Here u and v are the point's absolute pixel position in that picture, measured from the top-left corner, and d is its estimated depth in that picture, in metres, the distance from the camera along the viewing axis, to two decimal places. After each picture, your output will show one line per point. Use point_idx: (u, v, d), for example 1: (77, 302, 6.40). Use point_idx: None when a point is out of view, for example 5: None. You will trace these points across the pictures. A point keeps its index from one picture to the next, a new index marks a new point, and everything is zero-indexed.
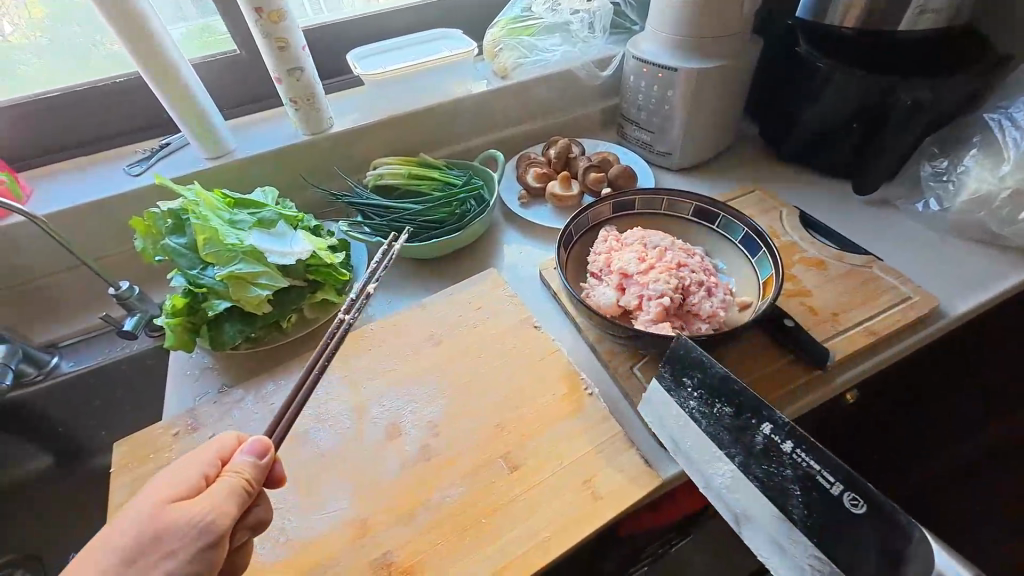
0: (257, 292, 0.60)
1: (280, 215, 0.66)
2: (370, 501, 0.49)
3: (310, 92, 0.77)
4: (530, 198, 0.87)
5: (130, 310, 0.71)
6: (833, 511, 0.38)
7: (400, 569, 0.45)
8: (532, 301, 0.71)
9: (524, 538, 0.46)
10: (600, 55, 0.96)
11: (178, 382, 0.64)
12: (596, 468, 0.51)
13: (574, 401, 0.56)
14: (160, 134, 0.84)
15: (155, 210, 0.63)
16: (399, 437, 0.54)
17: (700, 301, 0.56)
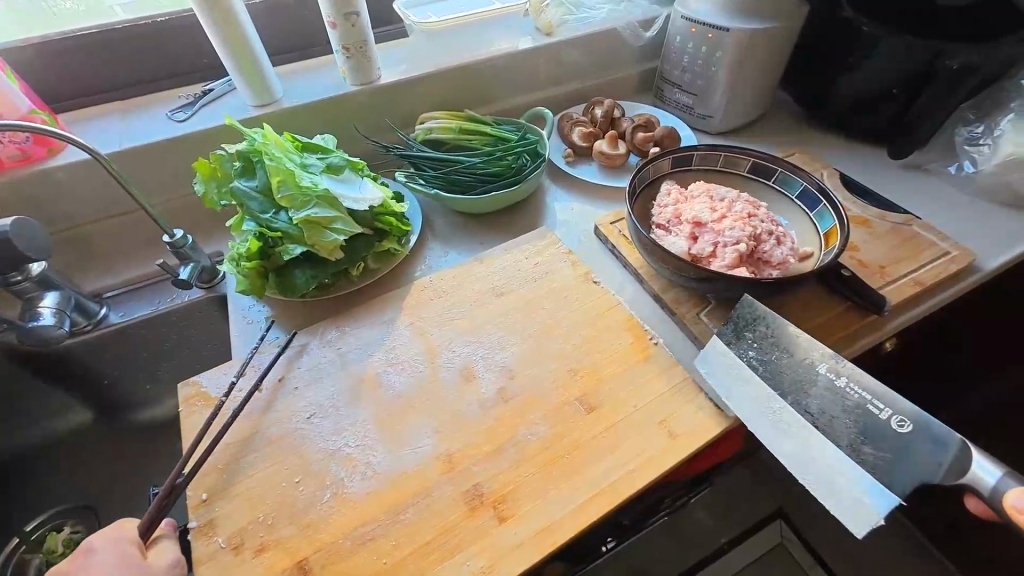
0: (332, 237, 0.62)
1: (347, 161, 0.69)
2: (455, 437, 0.50)
3: (362, 40, 0.76)
4: (576, 158, 0.88)
5: (184, 259, 0.72)
6: (883, 434, 0.45)
7: (494, 499, 0.46)
8: (597, 253, 0.74)
9: (612, 469, 0.48)
10: (644, 16, 0.97)
11: (239, 326, 0.65)
12: (671, 411, 0.52)
13: (642, 349, 0.58)
14: (202, 79, 0.87)
15: (222, 153, 0.66)
16: (474, 380, 0.55)
17: (771, 248, 0.62)
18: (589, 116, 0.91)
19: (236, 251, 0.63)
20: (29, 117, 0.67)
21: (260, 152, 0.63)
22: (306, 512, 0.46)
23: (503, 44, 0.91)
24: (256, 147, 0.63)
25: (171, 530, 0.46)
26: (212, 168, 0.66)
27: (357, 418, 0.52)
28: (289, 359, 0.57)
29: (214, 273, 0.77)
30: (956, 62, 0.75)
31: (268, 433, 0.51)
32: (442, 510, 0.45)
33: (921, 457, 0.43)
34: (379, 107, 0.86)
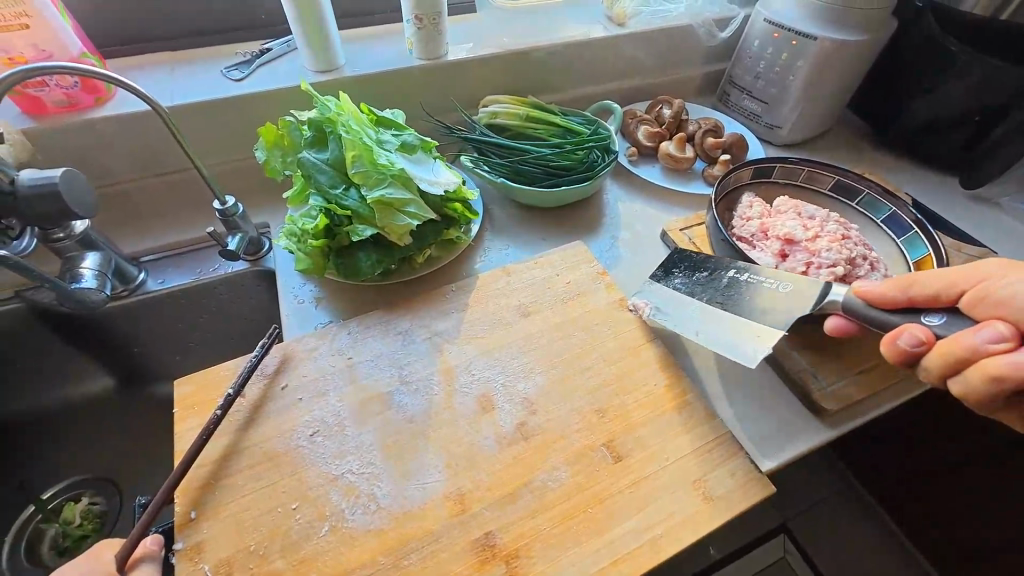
0: (405, 222, 0.55)
1: (421, 141, 0.60)
2: (466, 476, 0.46)
3: (437, 10, 0.70)
4: (639, 157, 0.84)
5: (232, 228, 0.65)
6: (779, 297, 0.51)
7: (505, 554, 0.42)
8: (654, 261, 0.70)
9: (639, 530, 0.43)
10: (722, 14, 0.88)
11: (290, 308, 0.61)
12: (706, 468, 0.47)
13: (679, 394, 0.53)
14: (252, 36, 0.77)
15: (291, 119, 0.57)
16: (492, 411, 0.51)
17: (865, 274, 0.55)
18: (656, 114, 0.87)
19: (298, 228, 0.57)
20: (80, 61, 0.59)
21: (335, 122, 0.55)
22: (297, 547, 0.42)
23: (577, 30, 0.85)
24: (331, 116, 0.55)
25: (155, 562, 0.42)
26: (277, 135, 0.57)
27: (349, 403, 0.50)
28: (298, 363, 0.53)
29: (262, 246, 0.69)
30: None
31: (267, 448, 0.47)
32: (451, 558, 0.41)
33: (805, 298, 0.49)
34: (436, 86, 0.79)
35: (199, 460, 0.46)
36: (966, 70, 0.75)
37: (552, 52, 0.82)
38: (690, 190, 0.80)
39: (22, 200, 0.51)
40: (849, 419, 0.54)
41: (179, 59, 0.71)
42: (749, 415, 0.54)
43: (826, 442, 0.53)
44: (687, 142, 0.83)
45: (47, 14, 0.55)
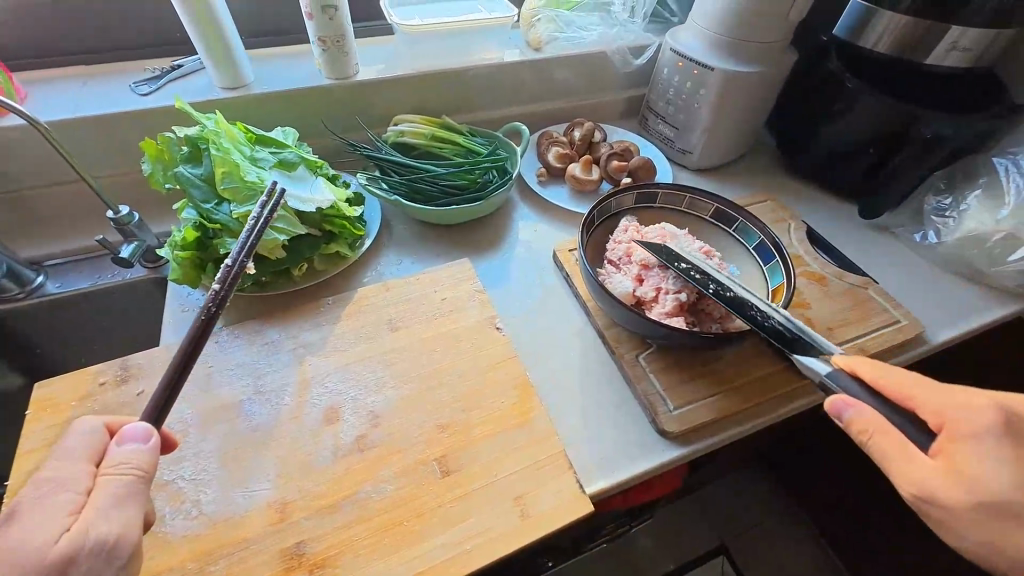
0: (273, 236, 0.58)
1: (303, 159, 0.64)
2: (294, 486, 0.48)
3: (341, 33, 0.73)
4: (549, 178, 0.86)
5: (127, 236, 0.67)
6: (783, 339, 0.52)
7: (313, 562, 0.43)
8: (541, 281, 0.72)
9: (450, 544, 0.45)
10: (637, 41, 0.91)
11: (172, 316, 0.63)
12: (531, 486, 0.49)
13: (524, 412, 0.54)
14: (170, 54, 0.79)
15: (170, 134, 0.59)
16: (337, 422, 0.52)
17: (714, 301, 0.57)
18: (569, 137, 0.89)
19: (172, 239, 0.59)
20: None
21: (209, 139, 0.57)
22: None
23: (492, 53, 0.87)
24: (205, 134, 0.57)
25: (141, 445, 0.38)
26: (158, 149, 0.59)
27: (198, 411, 0.52)
28: (160, 370, 0.55)
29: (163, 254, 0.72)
30: (929, 130, 0.71)
31: None
32: (260, 565, 0.43)
33: None
34: (348, 104, 0.81)
35: (36, 464, 0.48)
36: (857, 94, 0.76)
37: (465, 73, 0.85)
38: None
39: None
40: (695, 442, 0.55)
41: (91, 73, 0.74)
42: (596, 434, 0.56)
43: (670, 463, 0.55)
44: (596, 164, 0.86)
45: None
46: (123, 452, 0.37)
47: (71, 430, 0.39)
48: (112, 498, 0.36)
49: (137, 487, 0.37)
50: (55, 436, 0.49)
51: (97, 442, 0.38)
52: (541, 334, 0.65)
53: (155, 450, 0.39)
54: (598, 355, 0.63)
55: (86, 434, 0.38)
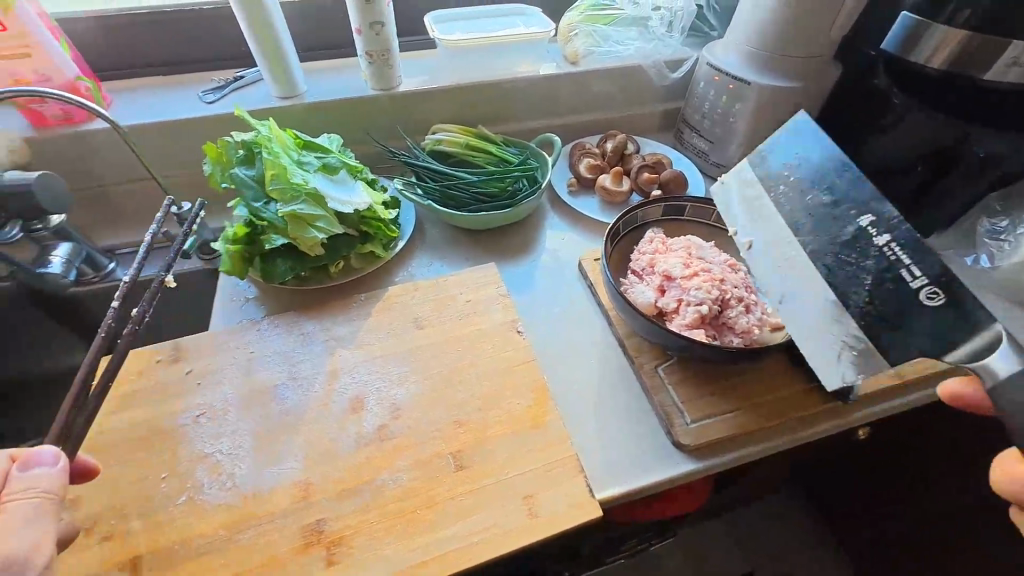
0: (313, 235, 0.62)
1: (345, 163, 0.68)
2: (318, 468, 0.51)
3: (387, 48, 0.78)
4: (580, 188, 0.88)
5: (188, 230, 0.74)
6: (903, 302, 0.42)
7: (330, 539, 0.46)
8: (565, 289, 0.73)
9: (458, 536, 0.46)
10: (674, 56, 0.92)
11: (222, 305, 0.69)
12: (541, 486, 0.50)
13: (539, 415, 0.55)
14: (235, 66, 0.87)
15: (228, 139, 0.65)
16: (361, 412, 0.55)
17: (737, 315, 0.56)
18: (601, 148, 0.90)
19: (225, 234, 0.65)
20: (74, 85, 0.70)
21: (261, 144, 0.63)
22: (155, 512, 0.48)
23: (528, 67, 0.90)
24: (259, 139, 0.62)
25: (48, 468, 0.40)
26: (218, 152, 0.65)
27: (238, 392, 0.57)
28: (209, 352, 0.61)
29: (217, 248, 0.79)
30: (982, 149, 0.68)
31: (158, 425, 0.54)
32: (282, 539, 0.46)
33: (926, 328, 0.41)
34: (390, 113, 0.86)
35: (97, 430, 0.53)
36: (904, 111, 0.74)
37: (502, 85, 0.88)
38: None
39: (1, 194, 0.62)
40: (711, 457, 0.55)
41: (166, 83, 0.82)
42: (611, 441, 0.56)
43: (684, 476, 0.54)
44: (626, 176, 0.87)
45: (47, 45, 0.66)
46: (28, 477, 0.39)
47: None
48: (22, 518, 0.38)
49: (48, 506, 0.39)
50: (115, 407, 0.55)
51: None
52: (562, 340, 0.66)
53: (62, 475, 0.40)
54: (617, 363, 0.63)
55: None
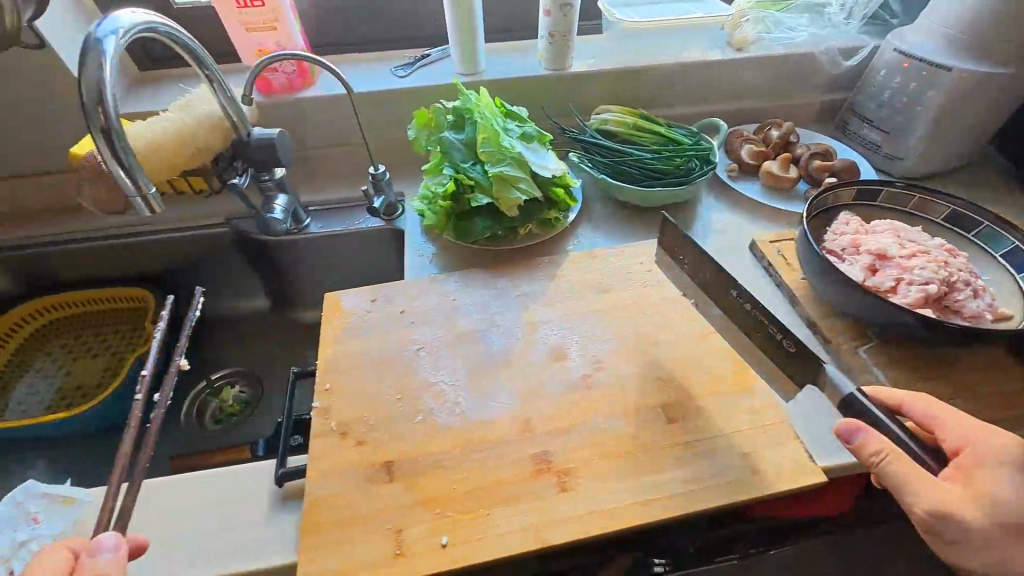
0: (515, 196, 0.66)
1: (540, 133, 0.71)
2: (533, 406, 0.55)
3: (570, 29, 0.82)
4: (739, 173, 0.87)
5: (379, 190, 0.82)
6: (789, 357, 0.49)
7: (558, 469, 0.49)
8: (738, 268, 0.73)
9: (679, 481, 0.48)
10: (849, 44, 0.89)
11: (414, 259, 0.75)
12: (755, 447, 0.51)
13: (741, 382, 0.56)
14: (417, 45, 0.94)
15: (439, 105, 0.71)
16: (564, 360, 0.59)
17: (965, 299, 0.55)
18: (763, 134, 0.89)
19: (430, 192, 0.71)
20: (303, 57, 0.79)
21: (473, 110, 0.68)
22: (396, 427, 0.53)
23: (692, 53, 0.91)
24: (471, 106, 0.68)
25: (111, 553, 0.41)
26: (427, 117, 0.71)
27: (448, 333, 0.62)
28: (416, 297, 0.66)
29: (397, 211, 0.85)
30: None
31: (384, 354, 0.60)
32: (512, 462, 0.50)
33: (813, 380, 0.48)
34: (558, 93, 0.90)
35: (335, 352, 0.60)
36: None
37: (666, 69, 0.90)
38: (786, 208, 0.82)
39: (250, 147, 0.70)
40: None
41: (361, 59, 0.91)
42: (813, 417, 0.56)
43: None
44: (793, 164, 0.85)
45: (288, 21, 0.75)
46: (98, 562, 0.40)
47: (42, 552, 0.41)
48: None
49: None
50: (345, 335, 0.62)
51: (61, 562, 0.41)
52: None
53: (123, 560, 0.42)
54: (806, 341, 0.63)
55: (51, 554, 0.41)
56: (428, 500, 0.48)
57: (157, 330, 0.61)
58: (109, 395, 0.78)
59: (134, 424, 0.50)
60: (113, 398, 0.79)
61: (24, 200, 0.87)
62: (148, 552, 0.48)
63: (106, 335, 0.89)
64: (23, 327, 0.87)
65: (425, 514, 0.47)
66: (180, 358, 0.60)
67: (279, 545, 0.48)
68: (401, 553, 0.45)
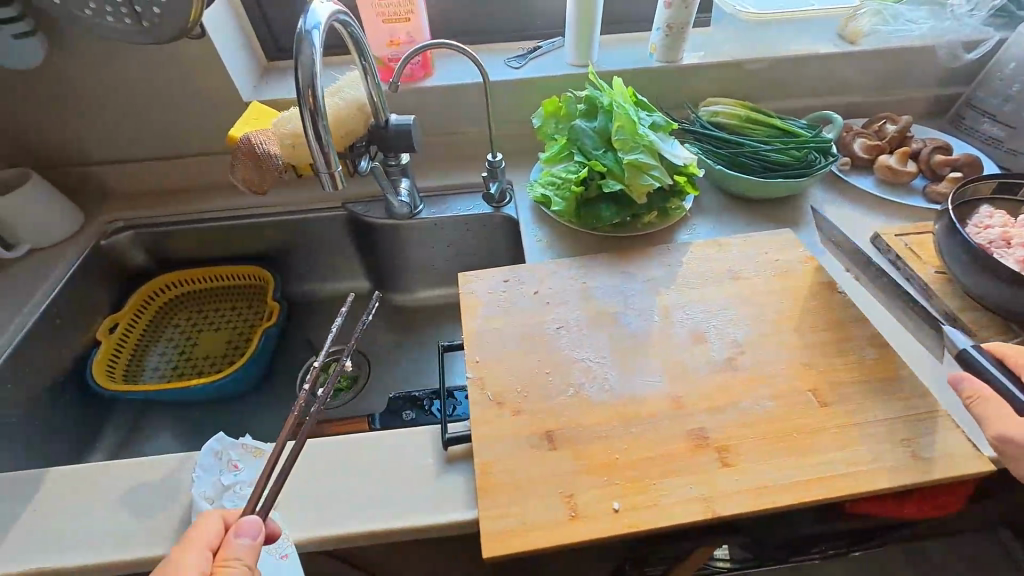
0: (647, 182, 0.68)
1: (668, 122, 0.73)
2: (681, 385, 0.56)
3: (687, 21, 0.83)
4: (852, 167, 0.86)
5: (493, 177, 0.85)
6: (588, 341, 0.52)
7: (717, 445, 0.51)
8: (863, 260, 0.72)
9: (841, 462, 0.49)
10: (972, 36, 0.88)
11: (533, 244, 0.77)
12: (913, 433, 0.51)
13: (890, 371, 0.56)
14: (524, 37, 0.96)
15: (569, 95, 0.75)
16: (705, 343, 0.60)
17: None
18: (877, 128, 0.88)
19: (558, 178, 0.74)
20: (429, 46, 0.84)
21: (607, 100, 0.71)
22: (550, 400, 0.56)
23: (804, 45, 0.91)
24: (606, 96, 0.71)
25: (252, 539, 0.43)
26: (558, 106, 0.75)
27: (585, 314, 0.64)
28: (545, 278, 0.68)
29: (502, 196, 0.88)
30: None
31: (526, 332, 0.62)
32: (671, 437, 0.52)
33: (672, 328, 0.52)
34: (666, 86, 0.91)
35: (479, 328, 0.63)
36: None
37: (778, 62, 0.90)
38: (906, 203, 0.80)
39: (387, 133, 0.74)
40: None
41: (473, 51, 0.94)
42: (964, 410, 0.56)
43: None
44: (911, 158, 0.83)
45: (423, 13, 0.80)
46: (238, 546, 0.42)
47: (198, 523, 0.44)
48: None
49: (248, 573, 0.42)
50: (485, 312, 0.65)
51: (216, 534, 0.44)
52: (877, 308, 0.66)
53: (260, 545, 0.43)
54: (946, 334, 0.63)
55: (209, 527, 0.44)
56: (594, 468, 0.50)
57: (336, 322, 0.59)
58: (240, 369, 0.83)
59: (295, 409, 0.48)
60: (243, 370, 0.83)
61: (154, 181, 0.93)
62: (327, 510, 0.51)
63: (234, 309, 0.95)
64: (158, 295, 0.93)
65: (593, 480, 0.49)
66: (346, 359, 0.57)
67: (453, 502, 0.51)
68: (575, 516, 0.47)
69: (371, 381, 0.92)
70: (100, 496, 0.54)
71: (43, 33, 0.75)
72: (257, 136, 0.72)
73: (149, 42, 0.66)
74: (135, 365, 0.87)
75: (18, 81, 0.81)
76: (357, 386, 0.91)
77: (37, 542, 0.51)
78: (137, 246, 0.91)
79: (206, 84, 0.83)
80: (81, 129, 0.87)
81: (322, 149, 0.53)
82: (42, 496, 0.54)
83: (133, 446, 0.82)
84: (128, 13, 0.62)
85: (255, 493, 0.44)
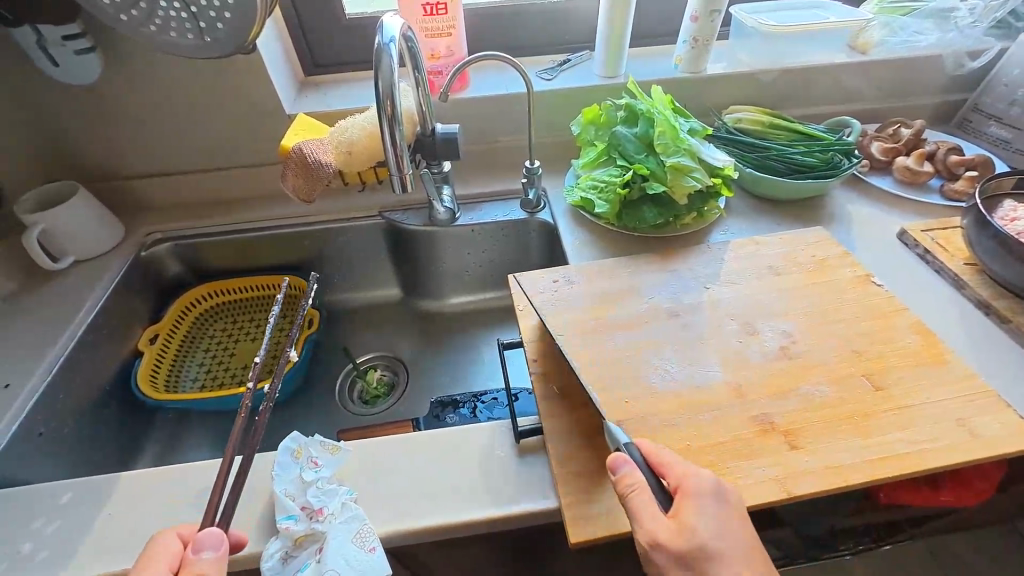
0: (689, 183, 0.73)
1: (704, 127, 0.77)
2: (740, 373, 0.58)
3: (712, 34, 0.88)
4: (869, 169, 0.90)
5: (529, 183, 0.88)
6: None
7: (782, 430, 0.53)
8: (891, 255, 0.76)
9: (904, 442, 0.52)
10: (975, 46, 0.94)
11: (574, 246, 0.79)
12: (968, 413, 0.54)
13: (937, 355, 0.59)
14: (550, 52, 1.01)
15: (610, 102, 0.79)
16: (756, 335, 0.62)
17: None
18: (891, 132, 0.92)
19: (602, 181, 0.78)
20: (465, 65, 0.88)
21: (648, 107, 0.75)
22: (617, 392, 0.57)
23: (818, 56, 0.96)
24: (648, 104, 0.75)
25: (214, 552, 0.44)
26: (597, 114, 0.80)
27: (638, 311, 0.66)
28: (594, 278, 0.71)
29: (538, 202, 0.90)
30: None
31: (584, 327, 0.64)
32: (736, 424, 0.54)
33: None
34: (690, 94, 0.96)
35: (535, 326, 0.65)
36: None
37: (795, 73, 0.95)
38: (925, 202, 0.84)
39: (434, 142, 0.75)
40: None
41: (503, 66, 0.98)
42: (1014, 393, 0.58)
43: None
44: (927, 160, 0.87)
45: (460, 36, 0.85)
46: (201, 561, 0.42)
47: (154, 545, 0.44)
48: None
49: None
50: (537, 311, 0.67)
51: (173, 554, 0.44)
52: (911, 298, 0.69)
53: (225, 556, 0.44)
54: (982, 321, 0.66)
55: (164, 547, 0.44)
56: None
57: (268, 325, 0.64)
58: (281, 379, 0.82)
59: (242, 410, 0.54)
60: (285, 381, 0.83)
61: (192, 192, 0.95)
62: (407, 507, 0.52)
63: (270, 318, 0.96)
64: (194, 306, 0.93)
65: None
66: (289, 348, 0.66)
67: (531, 492, 0.52)
68: None
69: (409, 388, 0.92)
70: (173, 500, 0.54)
71: (97, 48, 0.77)
72: (307, 145, 0.74)
73: (210, 57, 0.69)
74: (173, 375, 0.86)
75: (67, 96, 0.82)
76: (391, 393, 0.91)
77: (111, 547, 0.51)
78: (175, 257, 0.92)
79: (251, 98, 0.86)
80: (122, 142, 0.88)
81: (395, 157, 0.60)
82: (114, 502, 0.55)
83: (174, 457, 0.81)
84: (191, 28, 0.65)
85: (211, 507, 0.48)
